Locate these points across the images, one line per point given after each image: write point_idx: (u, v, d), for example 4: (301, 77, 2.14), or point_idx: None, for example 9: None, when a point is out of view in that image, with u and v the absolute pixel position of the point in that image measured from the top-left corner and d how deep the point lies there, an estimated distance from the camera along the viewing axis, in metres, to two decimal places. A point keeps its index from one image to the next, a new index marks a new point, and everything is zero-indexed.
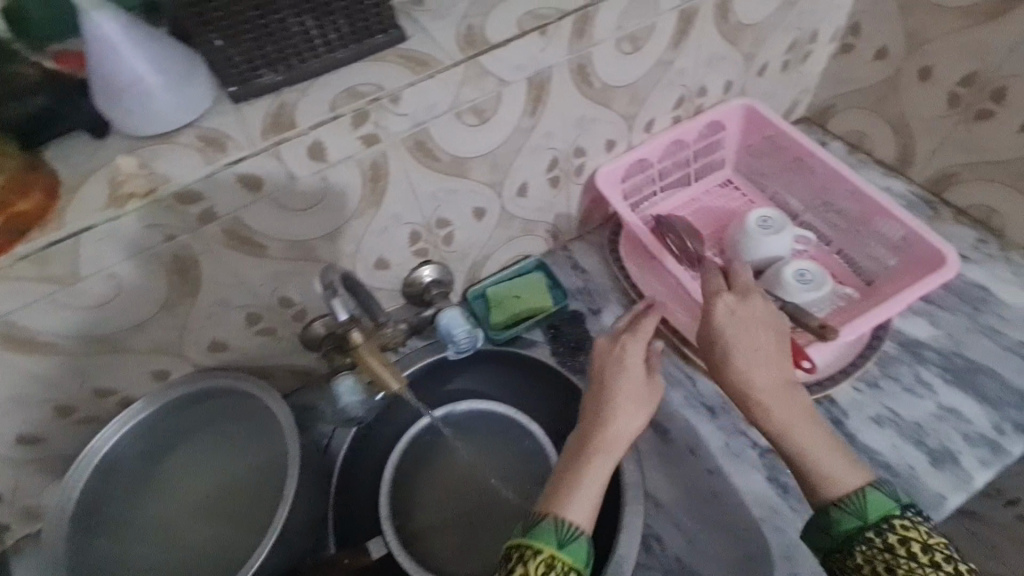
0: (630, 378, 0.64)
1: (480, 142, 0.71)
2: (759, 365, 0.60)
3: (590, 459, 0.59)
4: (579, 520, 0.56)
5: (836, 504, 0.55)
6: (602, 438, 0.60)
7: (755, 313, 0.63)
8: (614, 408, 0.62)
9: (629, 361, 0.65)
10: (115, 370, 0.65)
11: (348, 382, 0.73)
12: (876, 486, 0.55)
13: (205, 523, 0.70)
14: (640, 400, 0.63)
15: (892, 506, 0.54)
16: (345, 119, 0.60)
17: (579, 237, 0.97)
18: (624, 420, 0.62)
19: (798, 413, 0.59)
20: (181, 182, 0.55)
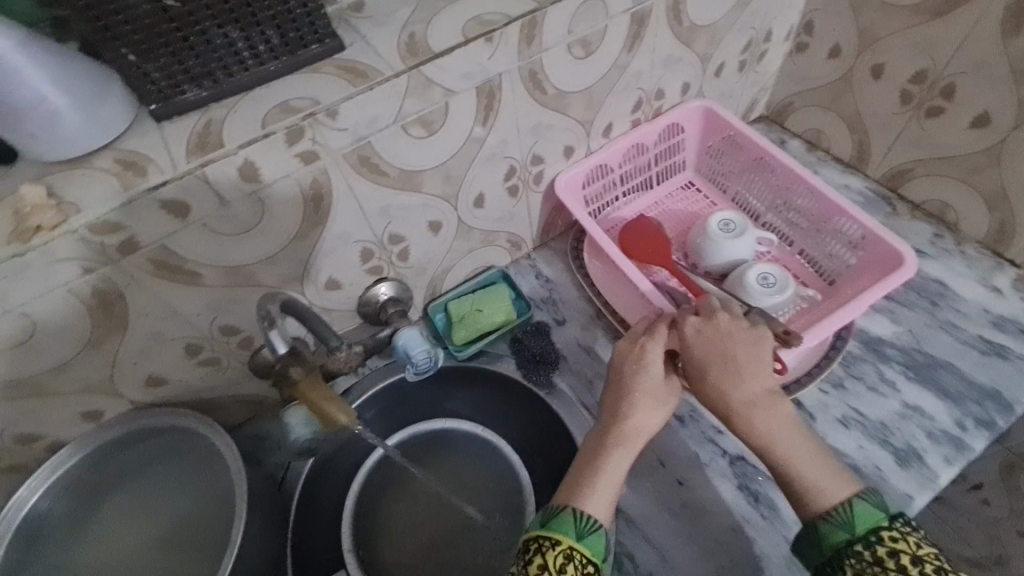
0: (648, 372, 0.62)
1: (430, 154, 0.68)
2: (740, 377, 0.60)
3: (611, 452, 0.60)
4: (600, 515, 0.56)
5: (822, 516, 0.55)
6: (624, 432, 0.60)
7: (722, 329, 0.62)
8: (634, 403, 0.61)
9: (652, 360, 0.63)
10: (37, 415, 0.60)
11: (299, 413, 0.74)
12: (862, 497, 0.55)
13: (151, 570, 0.66)
14: (658, 396, 0.62)
15: (880, 517, 0.54)
16: (279, 137, 0.56)
17: (542, 245, 0.95)
18: (643, 414, 0.61)
19: (781, 421, 0.59)
20: (95, 211, 0.50)
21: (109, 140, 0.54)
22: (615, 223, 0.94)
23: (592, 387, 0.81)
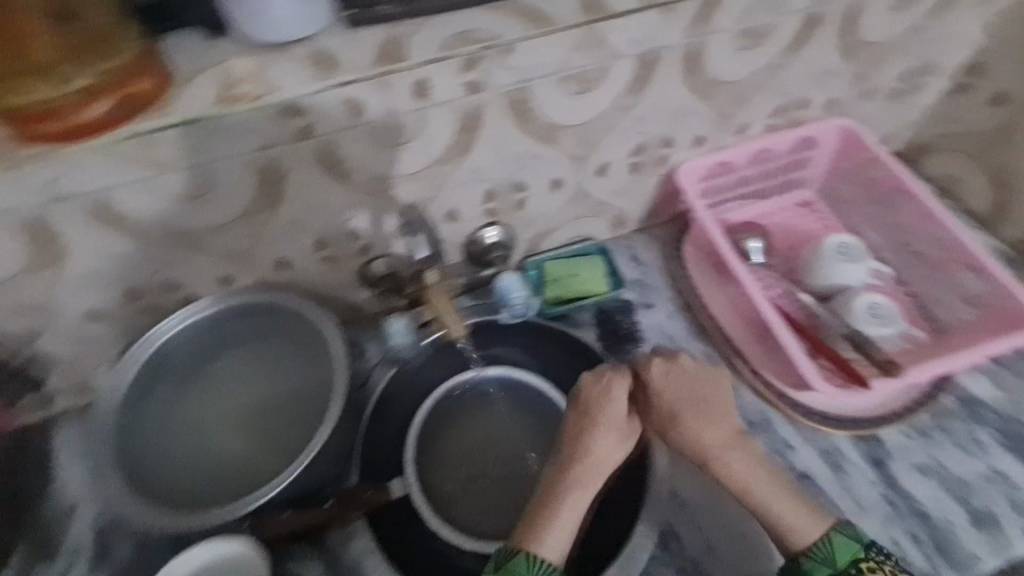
0: (605, 416, 0.67)
1: (577, 112, 0.70)
2: (705, 422, 0.67)
3: (567, 498, 0.64)
4: (552, 557, 0.60)
5: (805, 553, 0.60)
6: (583, 470, 0.65)
7: (687, 372, 0.69)
8: (590, 436, 0.66)
9: (609, 399, 0.68)
10: (184, 267, 0.67)
11: (400, 322, 0.75)
12: (839, 529, 0.61)
13: (242, 429, 0.72)
14: (620, 434, 0.67)
15: (857, 549, 0.59)
16: (456, 61, 0.59)
17: (643, 228, 0.95)
18: (608, 449, 0.66)
19: (748, 465, 0.65)
20: (289, 93, 0.55)
21: (313, 33, 0.59)
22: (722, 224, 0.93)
23: None
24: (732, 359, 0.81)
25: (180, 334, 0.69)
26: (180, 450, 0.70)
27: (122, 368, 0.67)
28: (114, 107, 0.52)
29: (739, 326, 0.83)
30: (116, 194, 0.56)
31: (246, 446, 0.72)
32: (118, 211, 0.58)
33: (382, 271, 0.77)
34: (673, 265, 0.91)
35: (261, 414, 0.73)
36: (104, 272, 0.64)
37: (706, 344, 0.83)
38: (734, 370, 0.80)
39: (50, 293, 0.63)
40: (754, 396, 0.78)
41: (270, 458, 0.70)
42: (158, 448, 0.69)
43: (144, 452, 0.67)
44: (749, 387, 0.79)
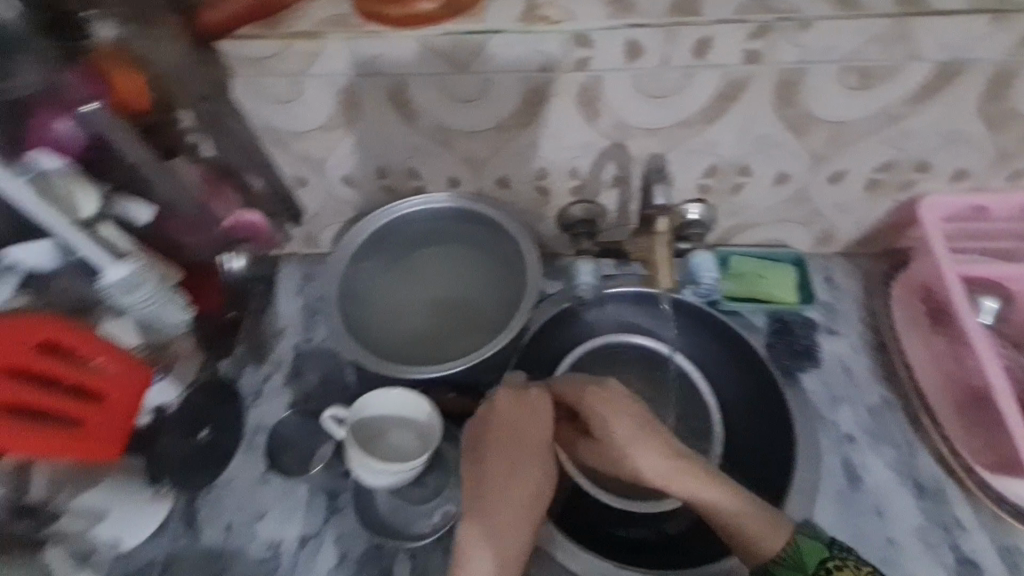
0: (525, 430, 0.62)
1: (843, 108, 0.67)
2: (631, 442, 0.61)
3: (499, 519, 0.58)
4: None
5: (773, 559, 0.58)
6: (509, 504, 0.59)
7: (615, 398, 0.63)
8: (514, 470, 0.61)
9: (529, 417, 0.62)
10: (430, 161, 0.76)
11: (589, 266, 0.79)
12: (801, 531, 0.60)
13: (425, 314, 0.80)
14: (533, 451, 0.61)
15: (823, 550, 0.58)
16: (749, 27, 0.59)
17: (847, 254, 0.88)
18: (533, 470, 0.61)
19: (699, 486, 0.60)
20: (586, 25, 0.60)
21: None
22: None
23: (838, 406, 0.76)
24: (920, 416, 0.74)
25: (412, 215, 0.79)
26: (364, 316, 0.77)
27: (358, 230, 0.79)
28: (437, 6, 0.60)
29: (939, 385, 0.74)
30: (415, 80, 0.65)
31: (414, 334, 0.78)
32: (409, 96, 0.67)
33: (579, 216, 0.81)
34: (874, 301, 0.84)
35: (435, 312, 0.80)
36: (371, 146, 0.75)
37: (889, 391, 0.77)
38: (915, 427, 0.74)
39: (326, 151, 0.75)
40: (933, 461, 0.71)
41: (433, 352, 0.76)
42: (360, 302, 0.78)
43: (351, 300, 0.77)
44: (928, 450, 0.72)
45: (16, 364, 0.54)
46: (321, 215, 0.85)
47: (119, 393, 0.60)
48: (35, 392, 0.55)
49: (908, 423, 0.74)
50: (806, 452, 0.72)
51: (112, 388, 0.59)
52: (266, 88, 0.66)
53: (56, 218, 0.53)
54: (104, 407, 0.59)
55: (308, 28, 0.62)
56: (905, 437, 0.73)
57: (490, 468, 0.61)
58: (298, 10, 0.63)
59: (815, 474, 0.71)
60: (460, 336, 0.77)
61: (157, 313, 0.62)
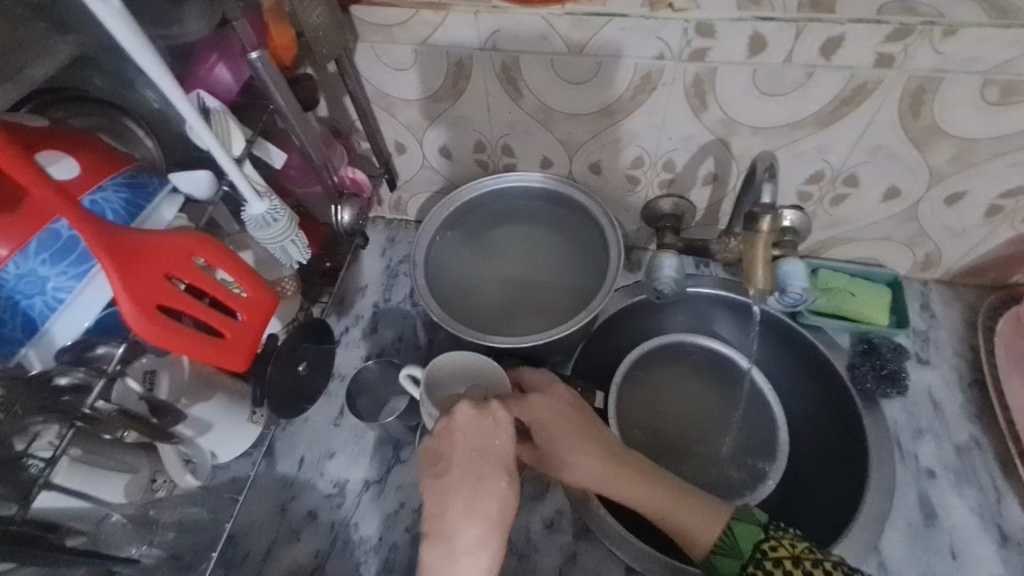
0: (475, 443, 0.57)
1: (976, 124, 0.62)
2: (574, 451, 0.62)
3: (463, 529, 0.56)
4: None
5: (713, 549, 0.59)
6: (473, 516, 0.56)
7: (549, 405, 0.63)
8: (479, 491, 0.57)
9: (479, 433, 0.57)
10: (528, 140, 0.78)
11: (672, 260, 0.76)
12: (738, 516, 0.60)
13: (502, 288, 0.83)
14: (483, 455, 0.57)
15: (757, 532, 0.59)
16: (886, 28, 0.56)
17: (947, 281, 0.84)
18: (494, 480, 0.57)
19: (646, 486, 0.62)
20: (709, 14, 0.59)
21: None
22: None
23: (920, 438, 0.72)
24: (1015, 463, 0.69)
25: (501, 191, 0.81)
26: (446, 282, 0.80)
27: (450, 200, 0.80)
28: None
29: None
30: (528, 57, 0.66)
31: (490, 306, 0.82)
32: (518, 73, 0.69)
33: (667, 209, 0.81)
34: (974, 334, 0.79)
35: (512, 288, 0.83)
36: (473, 119, 0.77)
37: (980, 431, 0.72)
38: (1005, 471, 0.69)
39: (430, 122, 0.79)
40: (1023, 512, 0.67)
41: (508, 326, 0.80)
42: (443, 272, 0.80)
43: (435, 270, 0.79)
44: (1019, 499, 0.67)
45: (167, 273, 0.49)
46: (416, 182, 0.90)
47: (254, 315, 0.55)
48: (184, 300, 0.50)
49: (997, 466, 0.70)
50: (880, 480, 0.69)
51: (249, 310, 0.55)
52: (386, 55, 0.70)
53: (221, 149, 0.51)
54: (240, 328, 0.54)
55: None
56: (993, 482, 0.69)
57: (452, 486, 0.57)
58: None
59: (885, 503, 0.68)
60: (534, 313, 0.81)
61: (284, 250, 0.62)
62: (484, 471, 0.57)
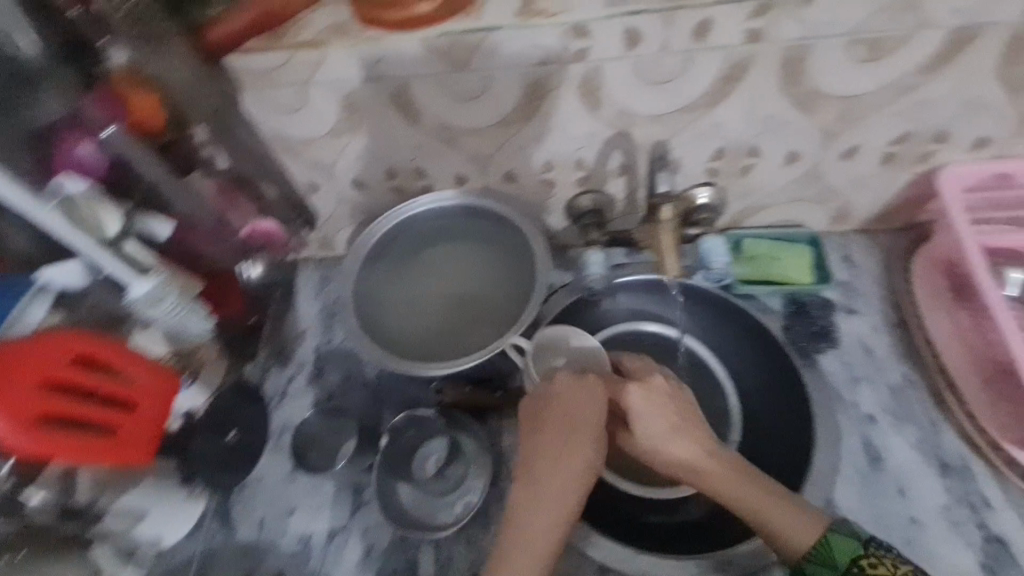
0: (565, 432, 0.62)
1: (852, 82, 0.65)
2: (671, 442, 0.62)
3: (537, 514, 0.60)
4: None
5: (805, 556, 0.57)
6: (546, 499, 0.60)
7: (654, 396, 0.63)
8: (557, 458, 0.61)
9: (578, 408, 0.62)
10: (437, 160, 0.77)
11: (599, 255, 0.83)
12: (834, 526, 0.58)
13: (441, 310, 0.80)
14: (575, 449, 0.61)
15: (856, 547, 0.56)
16: (748, 6, 0.58)
17: (864, 230, 0.86)
18: (569, 467, 0.61)
19: (743, 487, 0.60)
20: (581, 16, 0.59)
21: None
22: None
23: (858, 386, 0.75)
24: (944, 394, 0.72)
25: (420, 215, 0.81)
26: (378, 315, 0.79)
27: (370, 232, 0.81)
28: (435, 7, 0.60)
29: (966, 360, 0.72)
30: (416, 81, 0.66)
31: (425, 330, 0.79)
32: (410, 98, 0.68)
33: (587, 206, 0.81)
34: (894, 276, 0.82)
35: (446, 307, 0.80)
36: (377, 148, 0.76)
37: (911, 369, 0.75)
38: (938, 403, 0.73)
39: (335, 156, 0.77)
40: (959, 439, 0.70)
41: (447, 346, 0.77)
42: (375, 305, 0.79)
43: (366, 304, 0.79)
44: (953, 427, 0.71)
45: (48, 377, 0.53)
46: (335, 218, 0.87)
47: (151, 401, 0.60)
48: (74, 403, 0.54)
49: (930, 400, 0.73)
50: (825, 433, 0.72)
51: (145, 397, 0.60)
52: (272, 99, 0.68)
53: (83, 238, 0.56)
54: (137, 417, 0.59)
55: (311, 38, 0.63)
56: (928, 415, 0.72)
57: (533, 454, 0.62)
58: (299, 20, 0.64)
59: (834, 454, 0.70)
60: (478, 330, 0.78)
61: (185, 325, 0.65)
62: (563, 455, 0.61)
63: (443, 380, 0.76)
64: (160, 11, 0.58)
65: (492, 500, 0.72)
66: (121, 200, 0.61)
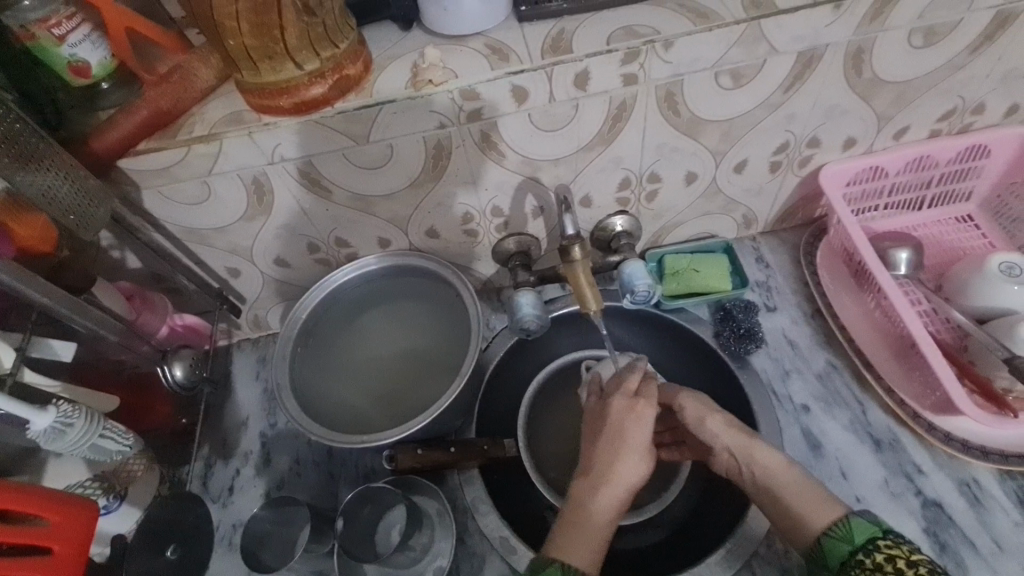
0: (635, 434, 0.67)
1: (726, 107, 0.71)
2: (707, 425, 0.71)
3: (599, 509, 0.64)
4: (586, 569, 0.59)
5: (824, 531, 0.59)
6: (607, 500, 0.64)
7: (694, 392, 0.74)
8: (622, 461, 0.66)
9: (639, 420, 0.68)
10: (356, 228, 0.78)
11: (528, 295, 0.78)
12: (856, 513, 0.59)
13: (383, 375, 0.80)
14: (645, 452, 0.66)
15: (875, 529, 0.57)
16: (618, 55, 0.63)
17: (771, 231, 0.92)
18: (634, 467, 0.65)
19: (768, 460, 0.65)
20: (468, 80, 0.63)
21: (488, 28, 0.66)
22: (867, 231, 0.88)
23: (788, 379, 0.79)
24: (864, 373, 0.77)
25: (346, 283, 0.80)
26: (320, 389, 0.77)
27: (300, 307, 0.78)
28: (328, 88, 0.62)
29: (875, 340, 0.78)
30: (321, 158, 0.67)
31: (373, 395, 0.78)
32: (316, 175, 0.69)
33: (513, 248, 0.84)
34: (802, 271, 0.88)
35: (391, 369, 0.81)
36: (293, 226, 0.76)
37: (834, 355, 0.80)
38: (862, 384, 0.78)
39: (252, 239, 0.76)
40: (884, 413, 0.75)
41: (396, 409, 0.77)
42: (313, 383, 0.77)
43: (303, 383, 0.76)
44: (878, 404, 0.76)
45: None
46: (262, 298, 0.86)
47: (65, 542, 0.51)
48: None
49: (854, 382, 0.78)
50: (767, 429, 0.75)
51: (58, 538, 0.51)
52: (176, 194, 0.68)
53: None
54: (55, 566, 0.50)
55: (203, 131, 0.63)
56: (855, 396, 0.77)
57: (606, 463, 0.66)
58: (193, 114, 0.64)
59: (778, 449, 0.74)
60: (422, 389, 0.78)
61: (98, 448, 0.63)
62: (625, 454, 0.66)
63: (391, 450, 0.70)
64: (23, 127, 0.54)
65: (461, 560, 0.71)
66: (11, 334, 0.59)
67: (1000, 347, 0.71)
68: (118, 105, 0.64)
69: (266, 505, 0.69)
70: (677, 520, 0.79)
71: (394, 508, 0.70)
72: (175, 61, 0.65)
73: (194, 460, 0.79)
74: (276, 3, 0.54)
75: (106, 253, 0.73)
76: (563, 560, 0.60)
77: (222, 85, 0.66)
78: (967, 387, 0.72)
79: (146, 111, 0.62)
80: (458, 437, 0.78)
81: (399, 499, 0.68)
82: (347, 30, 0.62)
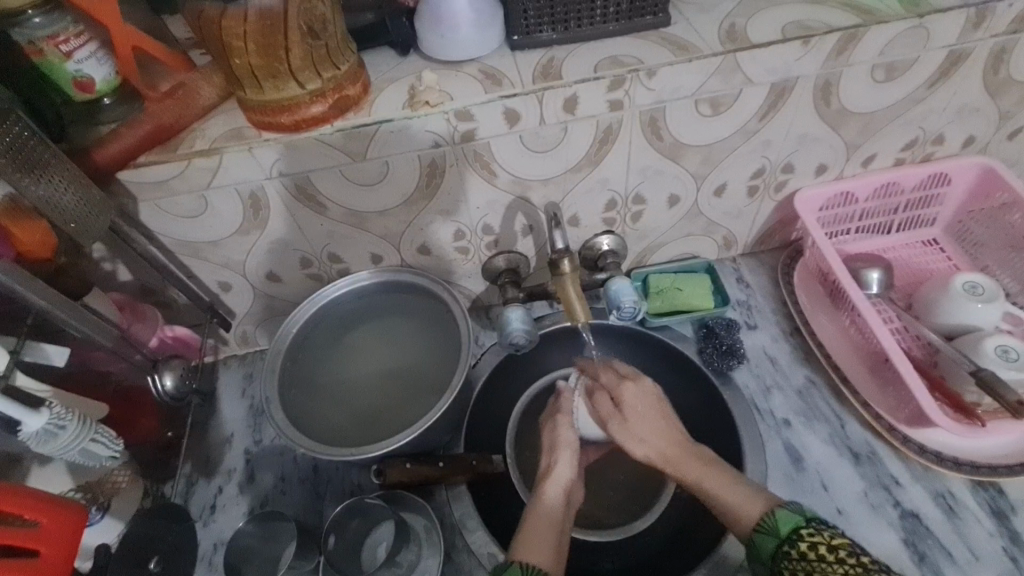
0: (560, 431, 0.78)
1: (704, 133, 0.75)
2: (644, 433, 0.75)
3: (544, 498, 0.71)
4: (543, 561, 0.62)
5: (756, 524, 0.62)
6: (548, 498, 0.71)
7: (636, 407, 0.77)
8: (557, 461, 0.75)
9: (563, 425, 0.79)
10: (351, 243, 0.79)
11: (517, 310, 0.79)
12: (783, 505, 0.62)
13: (370, 393, 0.80)
14: (569, 445, 0.76)
15: (799, 518, 0.60)
16: (605, 81, 0.67)
17: (750, 253, 0.96)
18: (562, 465, 0.75)
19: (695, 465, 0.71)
20: (462, 102, 0.66)
21: (480, 56, 0.70)
22: (841, 253, 0.92)
23: (770, 395, 0.82)
24: (840, 386, 0.80)
25: (338, 298, 0.81)
26: (307, 404, 0.77)
27: (292, 321, 0.80)
28: (328, 107, 0.64)
29: (850, 356, 0.82)
30: (317, 174, 0.69)
31: (358, 413, 0.78)
32: (312, 192, 0.71)
33: (502, 265, 0.86)
34: (780, 290, 0.91)
35: (378, 387, 0.80)
36: (288, 242, 0.77)
37: (812, 370, 0.83)
38: (838, 398, 0.80)
39: (244, 253, 0.77)
40: (862, 426, 0.78)
41: (380, 425, 0.76)
42: (299, 397, 0.77)
43: (289, 396, 0.76)
44: (856, 418, 0.78)
45: None
46: (254, 312, 0.86)
47: (51, 543, 0.50)
48: None
49: (831, 396, 0.81)
50: (750, 443, 0.77)
51: (45, 541, 0.49)
52: (173, 207, 0.69)
53: None
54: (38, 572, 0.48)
55: (204, 146, 0.65)
56: (833, 410, 0.79)
57: (553, 467, 0.75)
58: (194, 130, 0.66)
59: (761, 463, 0.76)
60: (410, 405, 0.77)
61: (90, 452, 0.62)
62: (551, 453, 0.76)
63: (381, 464, 0.70)
64: (30, 136, 0.54)
65: None
66: (5, 337, 0.59)
67: (967, 362, 0.74)
68: (120, 120, 0.65)
69: (253, 519, 0.68)
70: (666, 534, 0.78)
71: (383, 524, 0.70)
72: (179, 80, 0.67)
73: (177, 477, 0.77)
74: (283, 23, 0.58)
75: (97, 265, 0.74)
76: (522, 559, 0.62)
77: (223, 102, 0.68)
78: (937, 399, 0.75)
79: (149, 126, 0.64)
80: (447, 452, 0.79)
81: (388, 514, 0.68)
82: (348, 53, 0.66)
